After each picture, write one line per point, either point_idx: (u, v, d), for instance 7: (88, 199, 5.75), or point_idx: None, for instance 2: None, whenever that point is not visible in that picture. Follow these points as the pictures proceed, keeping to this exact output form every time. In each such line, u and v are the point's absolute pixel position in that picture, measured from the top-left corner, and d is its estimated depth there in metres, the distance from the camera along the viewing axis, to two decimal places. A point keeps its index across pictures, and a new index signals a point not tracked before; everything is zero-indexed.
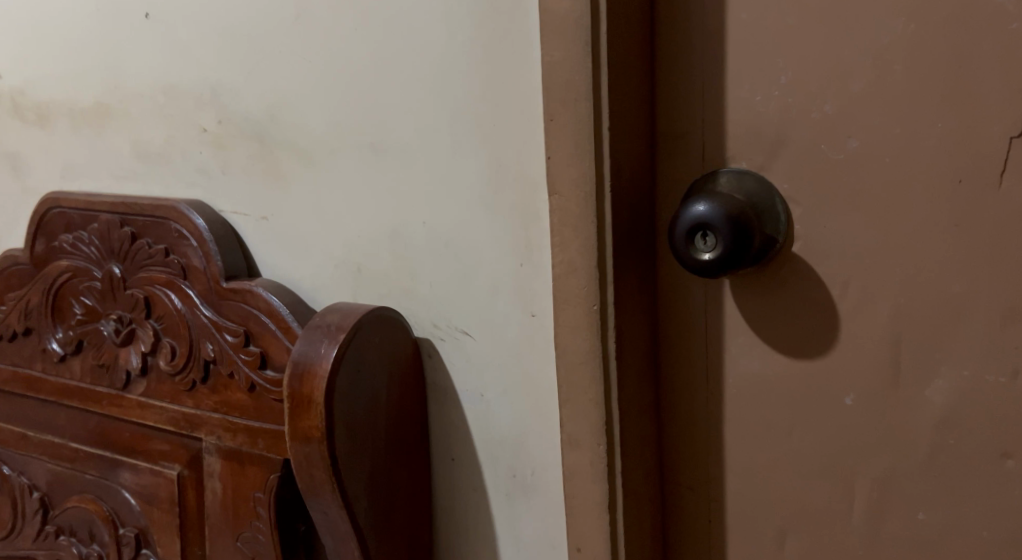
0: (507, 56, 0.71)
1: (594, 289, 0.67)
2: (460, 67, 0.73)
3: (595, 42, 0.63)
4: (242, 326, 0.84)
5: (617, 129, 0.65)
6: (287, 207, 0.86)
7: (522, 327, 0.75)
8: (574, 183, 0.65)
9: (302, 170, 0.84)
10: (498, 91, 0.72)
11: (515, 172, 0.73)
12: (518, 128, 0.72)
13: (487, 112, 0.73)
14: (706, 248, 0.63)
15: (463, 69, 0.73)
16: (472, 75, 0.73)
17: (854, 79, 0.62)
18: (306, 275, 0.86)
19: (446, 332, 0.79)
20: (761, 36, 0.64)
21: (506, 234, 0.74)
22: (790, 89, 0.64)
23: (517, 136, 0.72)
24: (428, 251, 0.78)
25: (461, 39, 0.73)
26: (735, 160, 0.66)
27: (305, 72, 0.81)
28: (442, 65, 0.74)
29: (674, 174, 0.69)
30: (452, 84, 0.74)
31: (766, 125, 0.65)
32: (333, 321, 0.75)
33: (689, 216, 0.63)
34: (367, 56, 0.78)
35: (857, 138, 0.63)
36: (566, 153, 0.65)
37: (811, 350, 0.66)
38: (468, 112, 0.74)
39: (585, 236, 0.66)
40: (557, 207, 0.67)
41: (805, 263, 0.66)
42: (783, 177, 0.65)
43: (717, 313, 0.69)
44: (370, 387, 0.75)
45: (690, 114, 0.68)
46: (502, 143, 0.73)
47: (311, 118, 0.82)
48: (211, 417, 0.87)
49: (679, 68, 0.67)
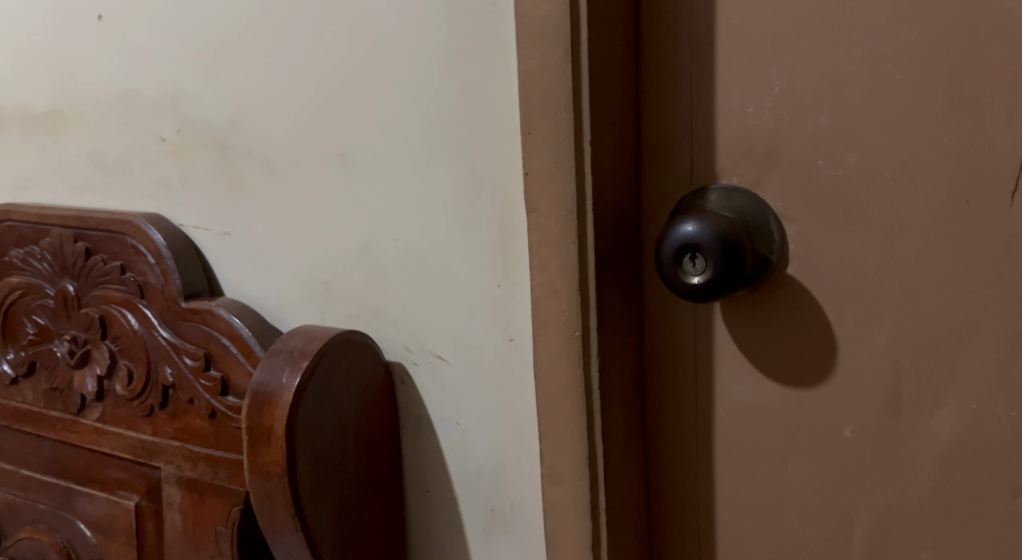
0: (481, 64, 0.66)
1: (574, 314, 0.62)
2: (433, 72, 0.68)
3: (575, 50, 0.58)
4: (201, 349, 0.80)
5: (599, 142, 0.60)
6: (251, 222, 0.81)
7: (499, 352, 0.70)
8: (553, 200, 0.61)
9: (265, 181, 0.79)
10: (473, 100, 0.67)
11: (489, 187, 0.68)
12: (493, 139, 0.67)
13: (461, 121, 0.68)
14: (695, 271, 0.59)
15: (436, 74, 0.68)
16: (445, 83, 0.68)
17: (852, 90, 0.58)
18: (271, 294, 0.81)
19: (420, 356, 0.74)
20: (752, 43, 0.60)
21: (481, 253, 0.69)
22: (784, 100, 0.59)
23: (492, 147, 0.67)
24: (400, 270, 0.74)
25: (434, 45, 0.68)
26: (725, 175, 0.62)
27: (268, 77, 0.76)
28: (414, 73, 0.69)
29: (661, 189, 0.65)
30: (424, 92, 0.69)
31: (758, 138, 0.61)
32: (296, 346, 0.70)
33: (677, 237, 0.59)
34: (335, 63, 0.73)
35: (856, 152, 0.58)
36: (544, 168, 0.61)
37: (807, 377, 0.62)
38: (442, 121, 0.69)
39: (565, 258, 0.62)
40: (536, 225, 0.62)
41: (800, 285, 0.61)
42: (777, 193, 0.61)
43: (706, 337, 0.65)
44: (338, 417, 0.71)
45: (677, 125, 0.63)
46: (477, 154, 0.68)
47: (275, 126, 0.77)
48: (170, 445, 0.82)
49: (665, 76, 0.63)
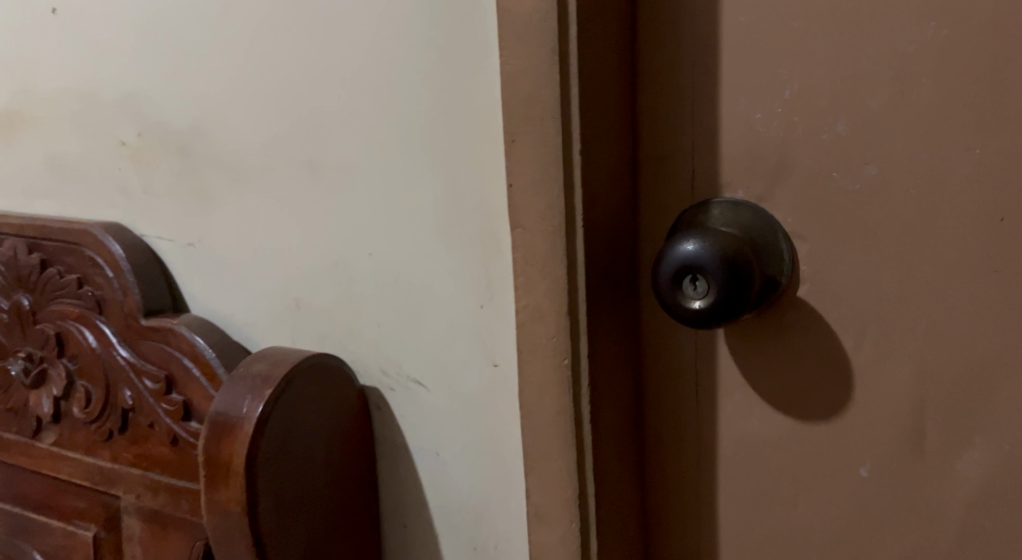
0: (461, 64, 0.60)
1: (563, 341, 0.57)
2: (409, 72, 0.62)
3: (563, 51, 0.52)
4: (162, 371, 0.74)
5: (591, 153, 0.54)
6: (217, 233, 0.75)
7: (482, 378, 0.64)
8: (540, 215, 0.55)
9: (231, 190, 0.73)
10: (454, 104, 0.61)
11: (469, 199, 0.61)
12: (475, 146, 0.61)
13: (440, 126, 0.62)
14: (696, 295, 0.53)
15: (413, 74, 0.62)
16: (423, 85, 0.62)
17: (871, 95, 0.52)
18: (240, 311, 0.76)
19: (397, 381, 0.68)
20: (761, 42, 0.54)
21: (462, 270, 0.63)
22: (796, 105, 0.54)
23: (473, 155, 0.61)
24: (374, 287, 0.67)
25: (412, 43, 0.62)
26: (730, 188, 0.56)
27: (232, 78, 0.70)
28: (390, 74, 0.63)
29: (660, 202, 0.59)
30: (401, 95, 0.63)
31: (767, 147, 0.55)
32: (259, 372, 0.64)
33: (676, 257, 0.53)
34: (303, 63, 0.67)
35: (876, 165, 0.52)
36: (529, 181, 0.55)
37: (819, 409, 0.57)
38: (419, 126, 0.63)
39: (553, 279, 0.56)
40: (521, 243, 0.57)
41: (812, 309, 0.56)
42: (787, 208, 0.55)
43: (708, 365, 0.59)
44: (307, 448, 0.65)
45: (677, 132, 0.57)
46: (457, 163, 0.61)
47: (240, 131, 0.71)
48: (130, 473, 0.76)
49: (663, 78, 0.57)
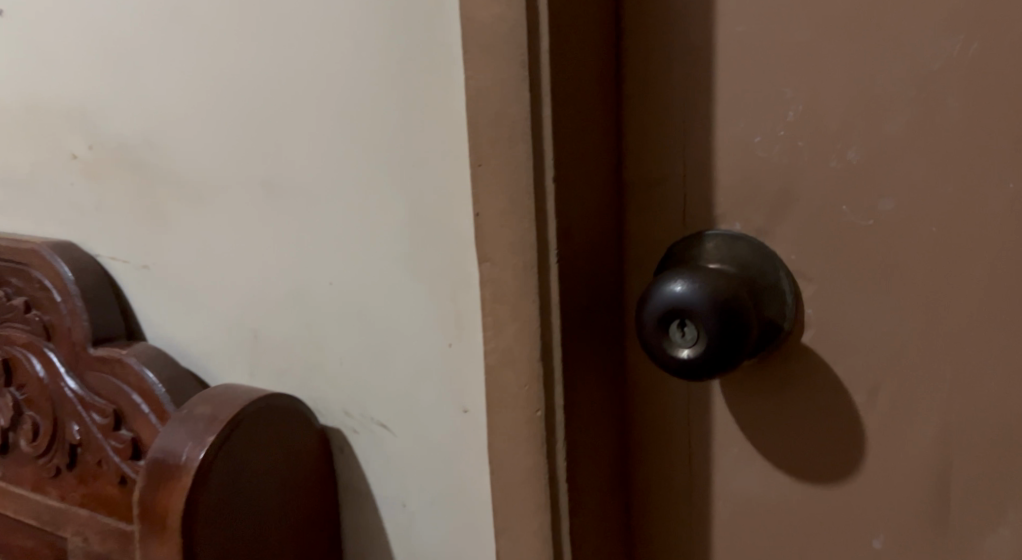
0: (427, 77, 0.54)
1: (536, 391, 0.50)
2: (372, 83, 0.56)
3: (534, 65, 0.45)
4: (111, 405, 0.68)
5: (568, 180, 0.47)
6: (171, 256, 0.69)
7: (451, 425, 0.57)
8: (510, 249, 0.48)
9: (184, 209, 0.66)
10: (420, 121, 0.54)
11: (435, 226, 0.55)
12: (442, 167, 0.54)
13: (405, 143, 0.55)
14: (684, 342, 0.47)
15: (376, 85, 0.56)
16: (386, 100, 0.55)
17: (889, 118, 0.45)
18: (196, 340, 0.70)
19: (360, 423, 0.62)
20: (763, 55, 0.47)
21: (428, 305, 0.56)
22: (801, 128, 0.47)
23: (440, 177, 0.54)
24: (335, 321, 0.61)
25: (373, 52, 0.55)
26: (727, 220, 0.50)
27: (185, 86, 0.64)
28: (350, 87, 0.57)
29: (648, 234, 0.52)
30: (363, 109, 0.56)
31: (769, 175, 0.48)
32: (204, 413, 0.58)
33: (662, 299, 0.47)
34: (258, 72, 0.60)
35: (894, 198, 0.46)
36: (497, 211, 0.48)
37: (826, 471, 0.50)
38: (382, 143, 0.56)
39: (525, 321, 0.49)
40: (488, 279, 0.50)
41: (818, 358, 0.49)
42: (791, 244, 0.49)
43: (702, 416, 0.53)
44: (258, 497, 0.59)
45: (668, 156, 0.51)
46: (423, 185, 0.55)
47: (193, 145, 0.64)
48: (78, 514, 0.71)
49: (653, 95, 0.50)
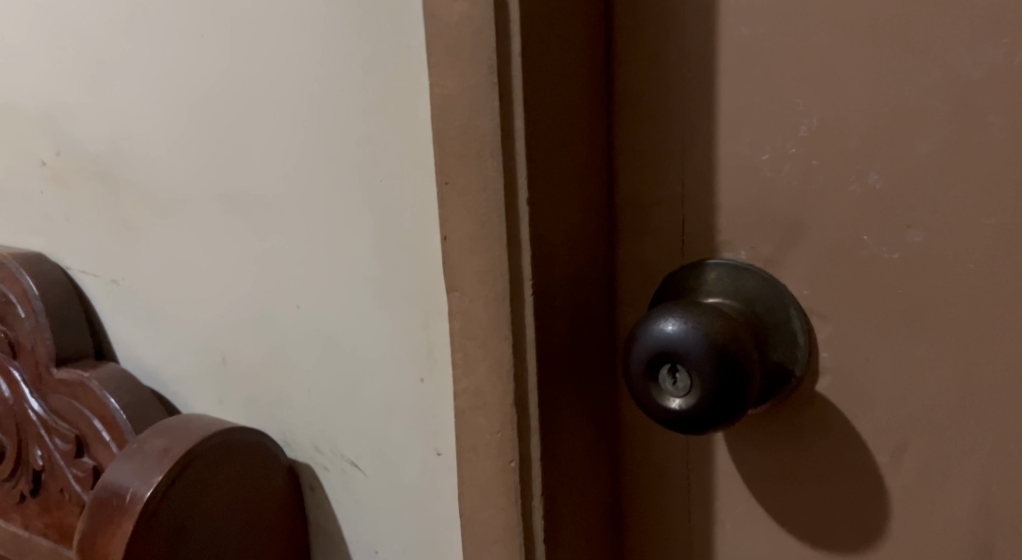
0: (389, 82, 0.47)
1: (509, 439, 0.44)
2: (334, 88, 0.50)
3: (504, 71, 0.39)
4: (73, 431, 0.63)
5: (546, 201, 0.41)
6: (139, 271, 0.64)
7: (424, 467, 0.52)
8: (480, 279, 0.43)
9: (150, 222, 0.62)
10: (382, 132, 0.48)
11: (403, 250, 0.49)
12: (408, 182, 0.48)
13: (368, 155, 0.49)
14: (675, 391, 0.41)
15: (339, 90, 0.50)
16: (347, 108, 0.49)
17: (918, 135, 0.38)
18: (166, 361, 0.65)
19: (331, 460, 0.57)
20: (772, 61, 0.40)
21: (398, 335, 0.50)
22: (815, 146, 0.40)
23: (406, 193, 0.48)
24: (303, 348, 0.56)
25: (333, 55, 0.49)
26: (731, 248, 0.44)
27: (146, 89, 0.59)
28: (309, 92, 0.51)
29: (644, 261, 0.46)
30: (326, 116, 0.50)
31: (779, 198, 0.42)
32: (156, 447, 0.53)
33: (651, 340, 0.41)
34: (219, 74, 0.55)
35: (925, 228, 0.39)
36: (465, 236, 0.42)
37: (844, 537, 0.44)
38: (345, 154, 0.50)
39: (497, 361, 0.43)
40: (456, 311, 0.44)
41: (836, 410, 0.43)
42: (805, 277, 0.42)
43: (703, 468, 0.47)
44: (212, 541, 0.54)
45: (665, 174, 0.45)
46: (389, 202, 0.49)
47: (156, 154, 0.59)
48: (42, 544, 0.66)
49: (647, 104, 0.44)
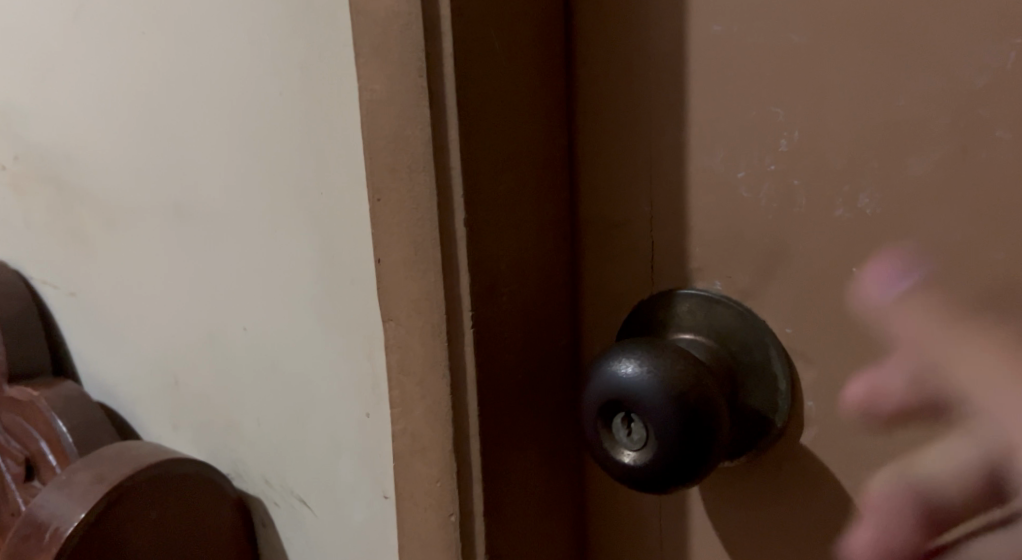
0: (320, 88, 0.42)
1: (449, 488, 0.39)
2: (270, 91, 0.45)
3: (434, 74, 0.34)
4: (24, 452, 0.60)
5: (489, 222, 0.36)
6: (95, 284, 0.61)
7: (372, 510, 0.47)
8: (416, 308, 0.38)
9: (103, 233, 0.58)
10: (316, 142, 0.44)
11: (345, 272, 0.44)
12: (346, 197, 0.43)
13: (307, 166, 0.44)
14: (630, 443, 0.35)
15: (275, 93, 0.45)
16: (285, 114, 0.45)
17: (914, 151, 0.33)
18: (123, 380, 0.61)
19: (281, 495, 0.52)
20: (746, 63, 0.35)
21: (342, 365, 0.46)
22: (797, 162, 0.35)
23: (344, 210, 0.43)
24: (251, 373, 0.51)
25: (268, 55, 0.44)
26: (705, 278, 0.38)
27: (97, 93, 0.55)
28: (247, 97, 0.46)
29: (610, 289, 0.41)
30: (265, 122, 0.46)
31: (757, 222, 0.36)
32: (86, 478, 0.50)
33: (605, 382, 0.35)
34: (162, 77, 0.51)
35: (923, 261, 0.33)
36: (399, 259, 0.38)
37: None
38: (285, 165, 0.45)
39: (435, 400, 0.38)
40: (392, 343, 0.39)
41: (822, 468, 0.37)
42: (786, 313, 0.36)
43: (675, 525, 0.41)
44: None
45: (631, 192, 0.39)
46: (328, 219, 0.44)
47: (108, 162, 0.56)
48: None
49: (610, 113, 0.39)
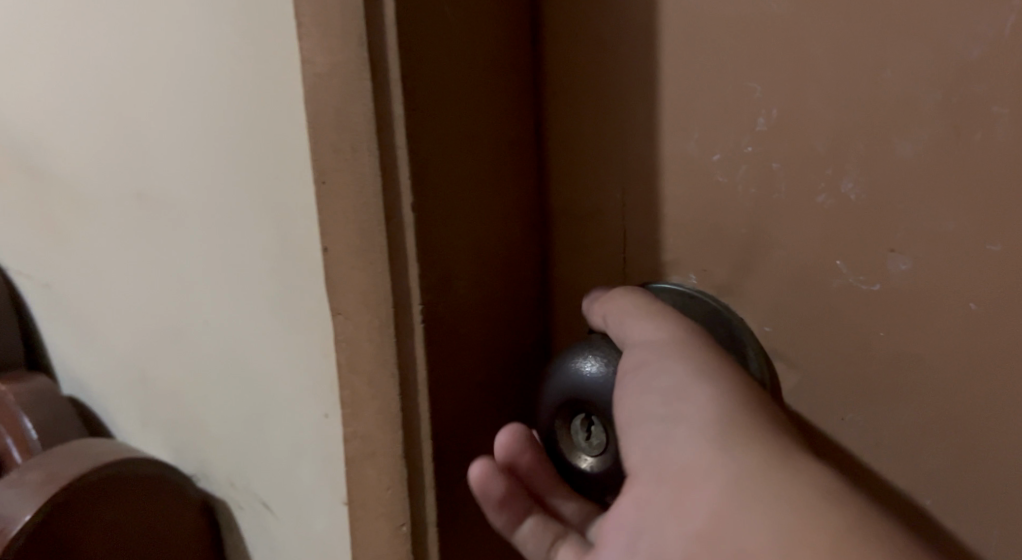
0: (267, 68, 0.40)
1: (400, 496, 0.36)
2: (219, 71, 0.42)
3: (377, 46, 0.31)
4: None
5: (441, 208, 0.33)
6: (66, 275, 0.59)
7: (332, 516, 0.44)
8: (364, 301, 0.35)
9: (72, 222, 0.56)
10: (267, 126, 0.41)
11: (301, 263, 0.42)
12: (298, 183, 0.40)
13: (259, 151, 0.42)
14: (590, 449, 0.32)
15: (223, 73, 0.42)
16: (234, 96, 0.42)
17: (903, 130, 0.29)
18: (95, 375, 0.59)
19: (246, 498, 0.50)
20: (721, 35, 0.32)
21: (301, 362, 0.43)
22: (776, 145, 0.31)
23: (297, 197, 0.41)
24: (213, 370, 0.49)
25: (214, 33, 0.41)
26: (679, 271, 0.35)
27: (60, 76, 0.53)
28: (197, 78, 0.43)
29: (580, 283, 0.38)
30: (216, 104, 0.43)
31: (734, 210, 0.33)
32: (36, 478, 0.47)
33: (565, 382, 0.32)
34: (119, 59, 0.48)
35: (913, 253, 0.30)
36: (345, 248, 0.35)
37: None
38: (236, 150, 0.43)
39: (385, 401, 0.36)
40: (342, 339, 0.37)
41: None
42: (766, 311, 0.33)
43: None
44: None
45: (600, 178, 0.36)
46: (282, 207, 0.41)
47: (74, 148, 0.54)
48: None
49: (579, 91, 0.36)
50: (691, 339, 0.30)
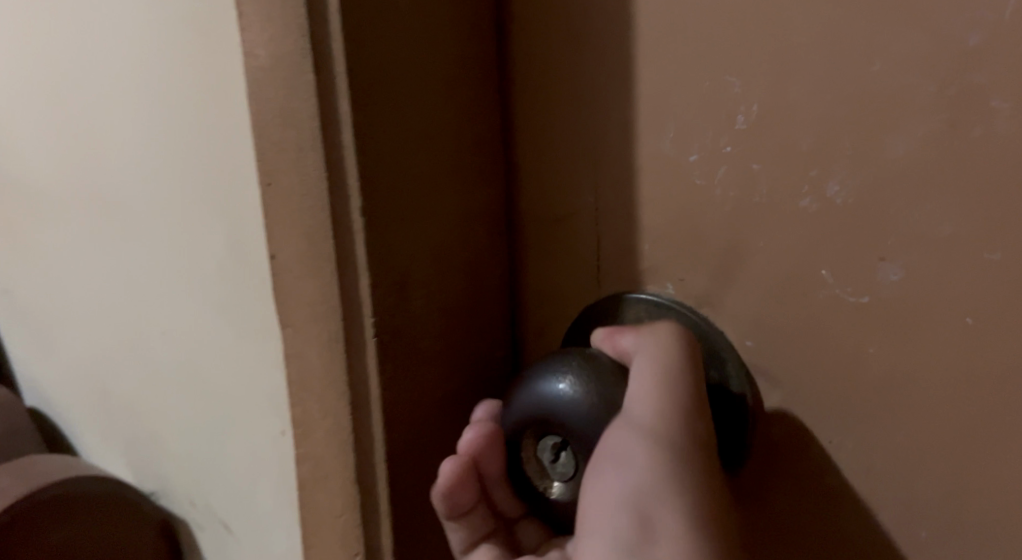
0: (209, 64, 0.37)
1: (353, 523, 0.34)
2: (161, 68, 0.39)
3: (318, 39, 0.29)
4: None
5: (395, 214, 0.31)
6: (26, 282, 0.56)
7: (291, 539, 0.42)
8: (311, 314, 0.32)
9: (30, 225, 0.54)
10: (210, 127, 0.38)
11: (251, 272, 0.39)
12: (244, 187, 0.38)
13: (203, 152, 0.39)
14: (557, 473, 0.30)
15: (165, 70, 0.39)
16: (177, 94, 0.39)
17: (894, 127, 0.27)
18: (57, 385, 0.57)
19: (206, 518, 0.48)
20: (697, 25, 0.29)
21: (255, 377, 0.41)
22: (757, 144, 0.29)
23: (245, 201, 0.38)
24: (170, 383, 0.46)
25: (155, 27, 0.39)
26: (659, 280, 0.32)
27: (12, 72, 0.51)
28: (140, 74, 0.41)
29: (551, 293, 0.35)
30: (160, 104, 0.40)
31: (712, 214, 0.30)
32: None
33: (534, 403, 0.30)
34: (65, 54, 0.45)
35: (905, 262, 0.27)
36: (290, 257, 0.32)
37: None
38: (181, 153, 0.40)
39: (335, 421, 0.33)
40: (288, 355, 0.34)
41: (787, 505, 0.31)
42: (746, 324, 0.31)
43: None
44: None
45: (571, 180, 0.33)
46: (230, 212, 0.39)
47: (28, 149, 0.51)
48: None
49: (546, 87, 0.33)
50: (679, 447, 0.27)
